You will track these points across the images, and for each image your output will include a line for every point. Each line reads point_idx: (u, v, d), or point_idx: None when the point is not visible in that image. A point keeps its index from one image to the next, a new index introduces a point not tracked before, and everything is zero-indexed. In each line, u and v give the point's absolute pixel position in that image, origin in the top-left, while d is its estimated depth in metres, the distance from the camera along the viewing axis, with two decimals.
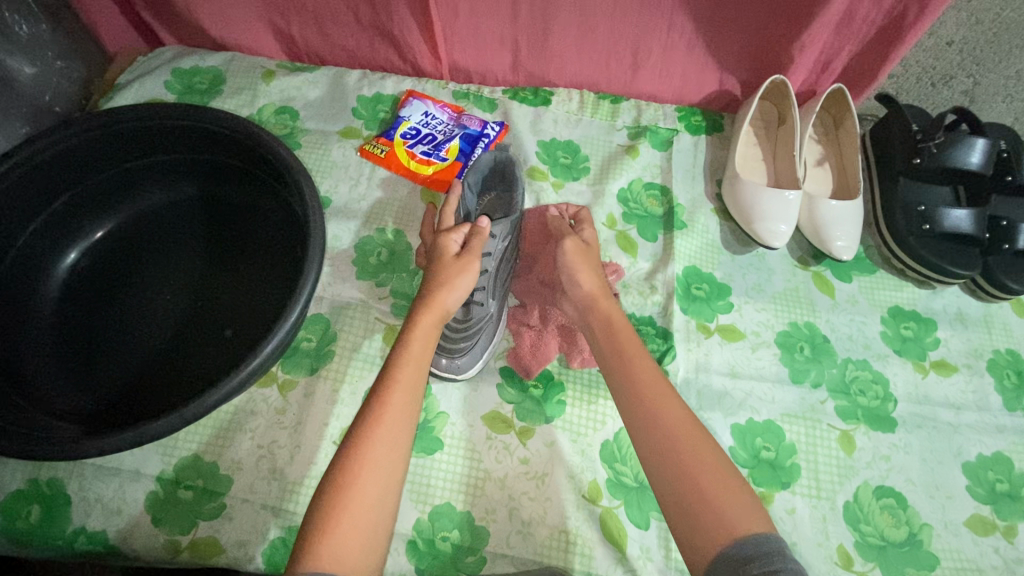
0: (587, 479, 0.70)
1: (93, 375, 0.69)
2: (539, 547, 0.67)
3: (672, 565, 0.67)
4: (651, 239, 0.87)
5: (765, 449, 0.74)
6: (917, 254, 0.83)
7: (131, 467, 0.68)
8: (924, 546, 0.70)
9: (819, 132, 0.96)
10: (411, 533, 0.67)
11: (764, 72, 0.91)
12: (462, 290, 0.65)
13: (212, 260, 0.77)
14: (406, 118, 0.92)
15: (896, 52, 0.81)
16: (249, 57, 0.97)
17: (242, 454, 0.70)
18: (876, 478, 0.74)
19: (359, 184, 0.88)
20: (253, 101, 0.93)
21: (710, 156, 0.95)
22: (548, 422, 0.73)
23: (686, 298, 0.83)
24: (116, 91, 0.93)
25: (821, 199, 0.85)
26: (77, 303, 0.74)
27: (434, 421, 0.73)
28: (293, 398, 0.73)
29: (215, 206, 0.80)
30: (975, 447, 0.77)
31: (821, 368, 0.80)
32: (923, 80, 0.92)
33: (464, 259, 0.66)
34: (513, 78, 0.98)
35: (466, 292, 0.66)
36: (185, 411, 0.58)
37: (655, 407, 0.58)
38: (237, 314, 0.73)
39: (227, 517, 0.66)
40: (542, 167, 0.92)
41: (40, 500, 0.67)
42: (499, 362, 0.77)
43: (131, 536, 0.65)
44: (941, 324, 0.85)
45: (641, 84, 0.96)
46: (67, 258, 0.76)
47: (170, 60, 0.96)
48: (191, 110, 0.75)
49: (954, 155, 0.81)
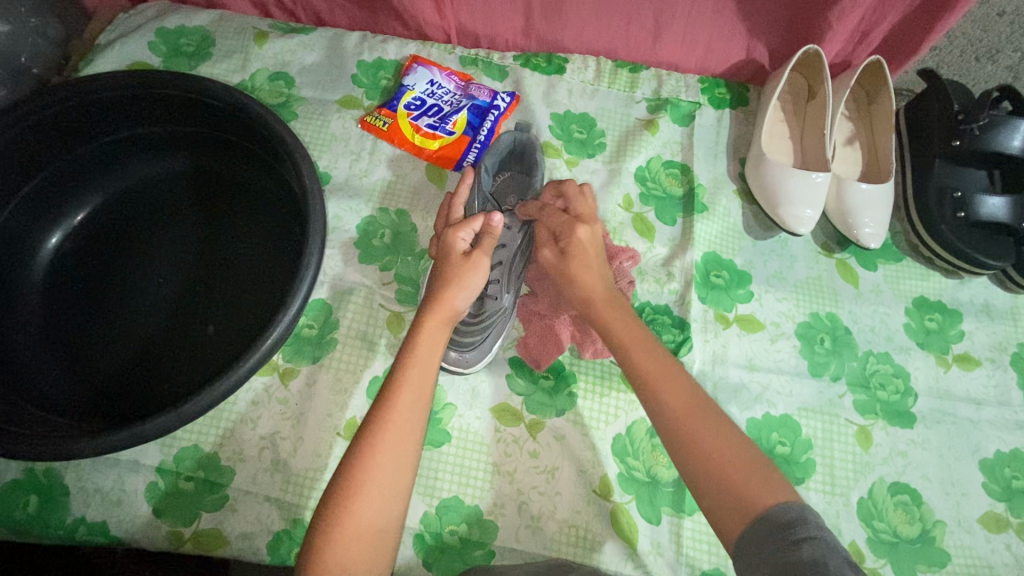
0: (598, 474, 0.68)
1: (86, 365, 0.67)
2: (549, 541, 0.66)
3: (683, 560, 0.66)
4: (669, 222, 0.83)
5: (780, 444, 0.72)
6: (949, 244, 0.78)
7: (130, 457, 0.66)
8: (936, 543, 0.70)
9: (850, 109, 0.90)
10: (418, 527, 0.66)
11: (797, 41, 0.84)
12: (471, 290, 0.61)
13: (205, 244, 0.73)
14: (410, 87, 0.85)
15: (945, 20, 0.74)
16: (240, 17, 0.90)
17: (244, 444, 0.68)
18: (891, 474, 0.72)
19: (361, 159, 0.83)
20: (244, 66, 0.87)
21: (734, 133, 0.89)
22: (559, 414, 0.71)
23: (704, 286, 0.80)
24: (97, 53, 0.86)
25: (850, 182, 0.80)
26: (64, 287, 0.70)
27: (442, 413, 0.70)
28: (295, 388, 0.70)
29: (204, 181, 0.76)
30: (993, 444, 0.75)
31: (841, 361, 0.77)
32: (967, 53, 0.86)
33: (472, 260, 0.62)
34: (525, 43, 0.91)
35: (476, 292, 0.62)
36: (182, 410, 0.56)
37: (667, 406, 0.54)
38: (235, 301, 0.70)
39: (231, 509, 0.65)
40: (555, 143, 0.86)
41: (36, 491, 0.65)
42: (509, 352, 0.74)
43: (133, 527, 0.64)
44: (967, 316, 0.81)
45: (662, 52, 0.89)
46: (49, 239, 0.72)
47: (154, 18, 0.89)
48: (175, 77, 0.70)
49: (997, 137, 0.76)
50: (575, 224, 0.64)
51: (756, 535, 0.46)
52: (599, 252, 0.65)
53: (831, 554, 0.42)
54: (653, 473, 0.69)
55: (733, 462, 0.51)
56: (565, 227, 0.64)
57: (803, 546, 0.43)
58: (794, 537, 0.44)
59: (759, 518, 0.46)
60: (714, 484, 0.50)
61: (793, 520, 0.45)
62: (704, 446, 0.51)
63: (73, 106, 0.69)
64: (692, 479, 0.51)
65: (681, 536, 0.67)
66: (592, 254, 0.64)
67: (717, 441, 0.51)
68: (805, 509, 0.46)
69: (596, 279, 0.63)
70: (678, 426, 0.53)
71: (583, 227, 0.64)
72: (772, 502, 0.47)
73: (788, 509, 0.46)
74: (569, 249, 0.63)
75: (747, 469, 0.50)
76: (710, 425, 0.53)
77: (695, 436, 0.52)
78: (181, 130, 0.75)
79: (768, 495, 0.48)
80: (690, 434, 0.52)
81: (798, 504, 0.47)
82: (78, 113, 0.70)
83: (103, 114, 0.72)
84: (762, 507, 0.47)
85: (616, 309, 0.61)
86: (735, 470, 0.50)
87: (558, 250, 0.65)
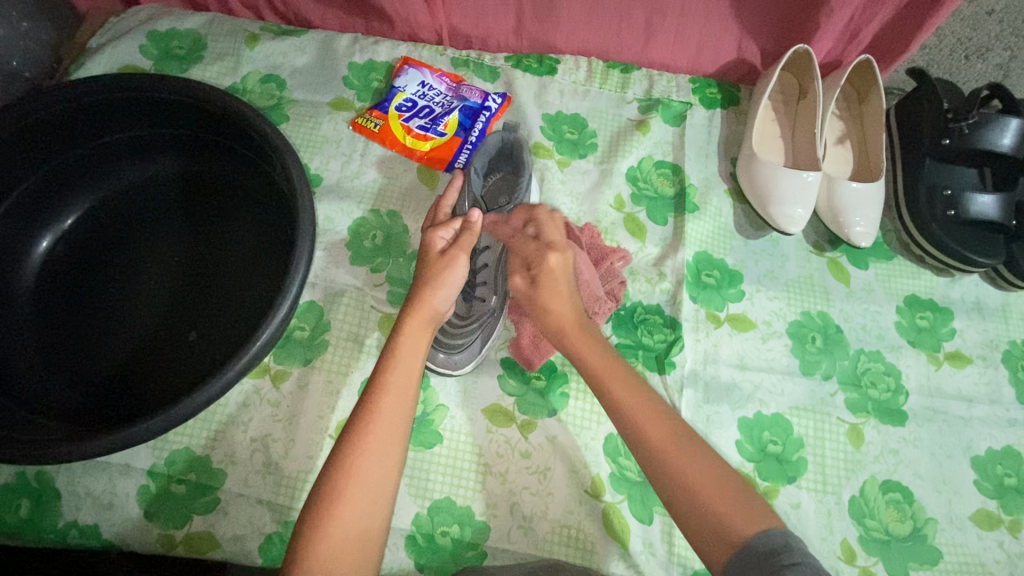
0: (590, 474, 0.68)
1: (77, 367, 0.67)
2: (541, 541, 0.66)
3: (675, 560, 0.66)
4: (660, 222, 0.83)
5: (772, 443, 0.73)
6: (940, 242, 0.79)
7: (121, 460, 0.66)
8: (927, 541, 0.70)
9: (842, 108, 0.90)
10: (410, 528, 0.66)
11: (788, 41, 0.84)
12: (449, 289, 0.61)
13: (196, 246, 0.73)
14: (401, 89, 0.86)
15: (933, 18, 0.74)
16: (231, 20, 0.90)
17: (236, 446, 0.68)
18: (883, 473, 0.73)
19: (353, 161, 0.83)
20: (236, 68, 0.87)
21: (725, 132, 0.89)
22: (551, 415, 0.71)
23: (695, 285, 0.80)
24: (88, 56, 0.86)
25: (841, 181, 0.80)
26: (55, 290, 0.70)
27: (434, 414, 0.71)
28: (286, 390, 0.70)
29: (195, 183, 0.76)
30: (985, 441, 0.75)
31: (833, 360, 0.77)
32: (957, 51, 0.86)
33: (452, 258, 0.62)
34: (516, 43, 0.91)
35: (455, 291, 0.62)
36: (172, 413, 0.56)
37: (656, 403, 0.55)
38: (225, 304, 0.70)
39: (222, 511, 0.65)
40: (546, 144, 0.86)
41: (28, 495, 0.65)
42: (501, 352, 0.74)
43: (124, 531, 0.64)
44: (958, 314, 0.81)
45: (654, 52, 0.89)
46: (40, 242, 0.72)
47: (146, 21, 0.89)
48: (164, 80, 0.70)
49: (986, 136, 0.77)
50: (545, 252, 0.63)
51: (741, 565, 0.46)
52: (570, 277, 0.64)
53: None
54: (645, 473, 0.69)
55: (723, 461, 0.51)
56: (536, 256, 0.63)
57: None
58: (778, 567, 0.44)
59: (741, 548, 0.46)
60: (703, 496, 0.50)
61: (778, 549, 0.45)
62: (684, 471, 0.51)
63: (63, 110, 0.69)
64: (677, 491, 0.51)
65: (673, 535, 0.67)
66: (562, 281, 0.63)
67: (696, 465, 0.52)
68: (787, 537, 0.46)
69: (565, 307, 0.63)
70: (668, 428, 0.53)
71: (552, 254, 0.63)
72: (755, 531, 0.47)
73: (770, 539, 0.46)
74: (540, 278, 0.63)
75: (727, 493, 0.50)
76: (688, 452, 0.52)
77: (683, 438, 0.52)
78: (171, 132, 0.75)
79: (750, 522, 0.48)
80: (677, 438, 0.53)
81: (781, 532, 0.47)
82: (67, 116, 0.70)
83: (93, 117, 0.72)
84: (745, 536, 0.47)
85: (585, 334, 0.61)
86: (719, 500, 0.49)
87: (528, 277, 0.64)
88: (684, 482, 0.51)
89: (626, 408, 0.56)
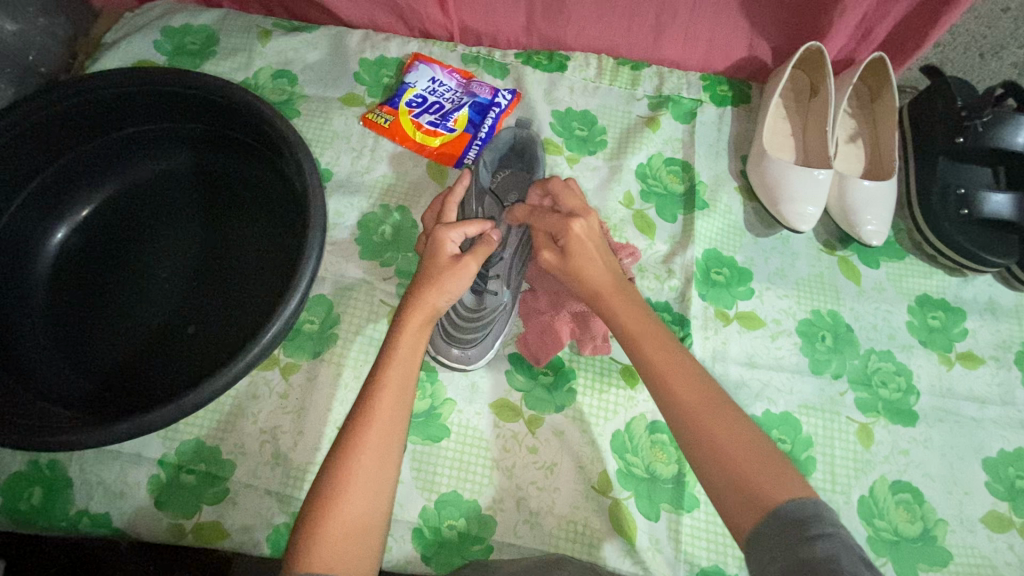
0: (597, 470, 0.68)
1: (90, 357, 0.68)
2: (548, 536, 0.66)
3: (682, 557, 0.66)
4: (670, 219, 0.83)
5: (780, 441, 0.72)
6: (952, 242, 0.78)
7: (132, 450, 0.67)
8: (938, 542, 0.69)
9: (853, 106, 0.90)
10: (417, 521, 0.66)
11: (799, 38, 0.84)
12: (454, 293, 0.60)
13: (209, 241, 0.73)
14: (412, 85, 0.86)
15: (947, 16, 0.74)
16: (244, 16, 0.91)
17: (245, 438, 0.68)
18: (893, 473, 0.72)
19: (363, 156, 0.83)
20: (248, 64, 0.87)
21: (735, 130, 0.89)
22: (558, 410, 0.71)
23: (704, 282, 0.80)
24: (103, 51, 0.87)
25: (852, 179, 0.79)
26: (69, 280, 0.71)
27: (441, 408, 0.71)
28: (296, 382, 0.71)
29: (208, 177, 0.76)
30: (997, 443, 0.74)
31: (843, 359, 0.77)
32: (971, 49, 0.85)
33: (461, 265, 0.60)
34: (526, 40, 0.91)
35: (460, 294, 0.61)
36: (183, 402, 0.56)
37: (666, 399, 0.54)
38: (237, 296, 0.70)
39: (231, 502, 0.66)
40: (555, 140, 0.86)
41: (41, 483, 0.66)
42: (509, 348, 0.74)
43: (135, 519, 0.65)
44: (971, 314, 0.81)
45: (664, 50, 0.89)
46: (55, 233, 0.73)
47: (159, 17, 0.90)
48: (180, 74, 0.70)
49: (1001, 135, 0.76)
50: (569, 220, 0.62)
51: (768, 533, 0.45)
52: (598, 241, 0.64)
53: (846, 551, 0.42)
54: (652, 470, 0.69)
55: (734, 454, 0.50)
56: (561, 225, 0.62)
57: (816, 544, 0.42)
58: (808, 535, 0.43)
59: (771, 516, 0.46)
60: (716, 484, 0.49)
61: (808, 518, 0.45)
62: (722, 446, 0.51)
63: (77, 104, 0.70)
64: (713, 473, 0.50)
65: (680, 533, 0.67)
66: (592, 244, 0.63)
67: (716, 446, 0.51)
68: (820, 507, 0.45)
69: (600, 270, 0.62)
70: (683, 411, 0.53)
71: (576, 221, 0.62)
72: (785, 499, 0.46)
73: (799, 509, 0.45)
74: (570, 247, 0.62)
75: (762, 465, 0.49)
76: (722, 421, 0.52)
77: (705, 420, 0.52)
78: (184, 127, 0.76)
79: (780, 491, 0.47)
80: (705, 415, 0.53)
81: (814, 502, 0.46)
82: (85, 109, 0.71)
83: (107, 112, 0.72)
84: (775, 504, 0.46)
85: (623, 295, 0.61)
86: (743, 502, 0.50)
87: (559, 249, 0.64)
88: (721, 459, 0.50)
89: (666, 376, 0.55)
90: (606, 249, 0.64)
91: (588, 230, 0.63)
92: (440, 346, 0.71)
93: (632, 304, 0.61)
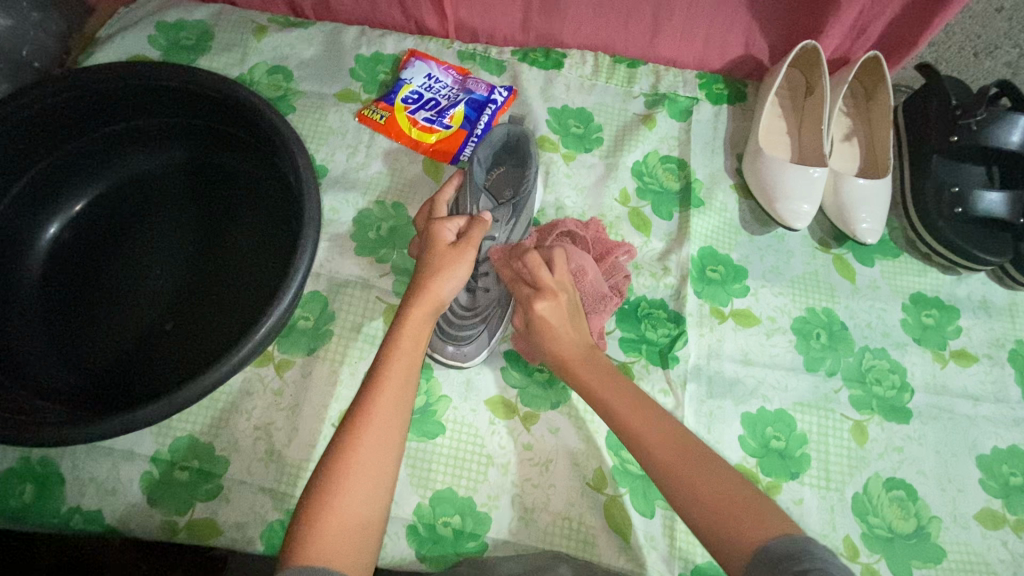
0: (592, 467, 0.68)
1: (82, 353, 0.67)
2: (543, 533, 0.66)
3: (677, 554, 0.66)
4: (666, 217, 0.83)
5: (775, 439, 0.72)
6: (945, 238, 0.78)
7: (125, 446, 0.67)
8: (931, 539, 0.69)
9: (849, 105, 0.90)
10: (411, 518, 0.66)
11: (795, 37, 0.84)
12: (457, 281, 0.61)
13: (203, 236, 0.73)
14: (408, 81, 0.86)
15: (941, 15, 0.74)
16: (238, 11, 0.90)
17: (239, 434, 0.68)
18: (887, 470, 0.72)
19: (358, 152, 0.83)
20: (244, 60, 0.87)
21: (731, 128, 0.89)
22: (554, 407, 0.71)
23: (700, 280, 0.80)
24: (96, 46, 0.86)
25: (847, 177, 0.79)
26: (61, 276, 0.70)
27: (436, 405, 0.71)
28: (290, 378, 0.71)
29: (201, 173, 0.76)
30: (991, 440, 0.75)
31: (837, 356, 0.77)
32: (966, 49, 0.86)
33: (461, 250, 0.61)
34: (523, 37, 0.91)
35: (461, 283, 0.62)
36: (176, 397, 0.56)
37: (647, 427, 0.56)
38: (230, 293, 0.70)
39: (225, 499, 0.65)
40: (552, 137, 0.86)
41: (32, 480, 0.65)
42: (504, 345, 0.74)
43: (127, 516, 0.65)
44: (965, 312, 0.81)
45: (660, 48, 0.89)
46: (48, 229, 0.72)
47: (154, 13, 0.89)
48: (175, 68, 0.70)
49: (993, 132, 0.77)
50: (531, 300, 0.62)
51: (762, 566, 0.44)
52: (566, 313, 0.63)
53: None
54: None
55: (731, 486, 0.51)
56: (527, 303, 0.63)
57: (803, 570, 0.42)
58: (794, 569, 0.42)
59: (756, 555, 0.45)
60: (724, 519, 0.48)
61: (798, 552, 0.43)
62: (705, 484, 0.51)
63: (68, 98, 0.70)
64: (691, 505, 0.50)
65: (675, 530, 0.67)
66: (557, 326, 0.62)
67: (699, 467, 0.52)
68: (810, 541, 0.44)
69: (566, 341, 0.63)
70: (654, 449, 0.54)
71: (541, 301, 0.62)
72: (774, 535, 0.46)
73: (787, 544, 0.44)
74: (534, 325, 0.63)
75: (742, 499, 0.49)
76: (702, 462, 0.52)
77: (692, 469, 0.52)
78: (178, 122, 0.76)
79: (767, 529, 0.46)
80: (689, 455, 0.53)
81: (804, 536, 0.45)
82: (77, 103, 0.70)
83: (98, 107, 0.72)
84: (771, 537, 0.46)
85: (584, 361, 0.62)
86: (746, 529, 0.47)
87: (525, 320, 0.65)
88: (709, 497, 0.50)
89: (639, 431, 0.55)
90: (576, 317, 0.64)
91: (546, 314, 0.62)
92: (436, 342, 0.70)
93: (597, 372, 0.61)
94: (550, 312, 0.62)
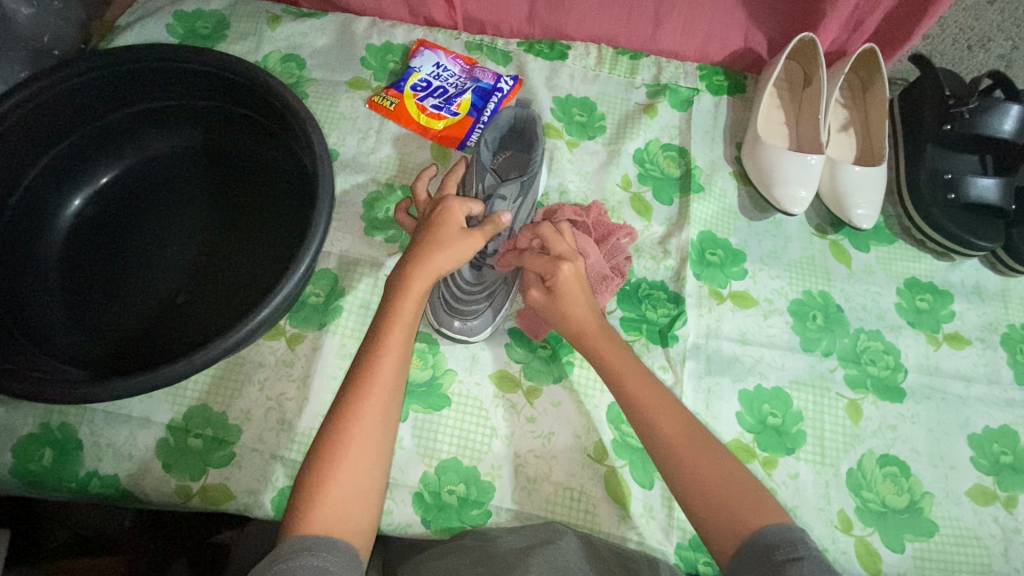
0: (593, 439, 0.70)
1: (100, 323, 0.69)
2: (545, 502, 0.68)
3: (674, 524, 0.68)
4: (666, 202, 0.85)
5: (771, 415, 0.74)
6: (938, 224, 0.80)
7: (141, 414, 0.69)
8: (924, 514, 0.71)
9: (845, 96, 0.92)
10: (417, 486, 0.68)
11: (793, 29, 0.86)
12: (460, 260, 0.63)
13: (218, 215, 0.75)
14: (417, 69, 0.89)
15: (934, 9, 0.77)
16: (253, 2, 0.93)
17: (251, 404, 0.70)
18: (881, 447, 0.74)
19: (368, 137, 0.86)
20: (258, 48, 0.90)
21: (731, 118, 0.92)
22: (556, 381, 0.73)
23: (699, 263, 0.82)
24: (115, 33, 0.89)
25: (843, 164, 0.82)
26: (81, 249, 0.73)
27: (442, 378, 0.73)
28: (302, 351, 0.73)
29: (218, 155, 0.79)
30: (982, 420, 0.76)
31: (832, 337, 0.79)
32: (960, 41, 0.88)
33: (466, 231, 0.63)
34: (528, 29, 0.93)
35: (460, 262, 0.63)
36: (194, 359, 0.58)
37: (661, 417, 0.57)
38: (244, 269, 0.72)
39: (237, 466, 0.68)
40: (556, 125, 0.89)
41: (51, 445, 0.67)
42: (509, 322, 0.76)
43: (143, 480, 0.67)
44: (958, 297, 0.83)
45: (662, 41, 0.92)
46: (71, 204, 0.75)
47: (172, 2, 0.92)
48: (199, 52, 0.72)
49: (987, 122, 0.79)
50: (558, 262, 0.63)
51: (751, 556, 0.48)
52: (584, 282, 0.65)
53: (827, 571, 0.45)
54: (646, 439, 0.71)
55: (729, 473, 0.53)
56: (550, 267, 0.64)
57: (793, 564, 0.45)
58: (790, 557, 0.46)
59: (752, 540, 0.48)
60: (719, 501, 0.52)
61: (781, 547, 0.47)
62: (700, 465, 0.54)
63: (96, 79, 0.72)
64: (688, 490, 0.53)
65: (673, 500, 0.69)
66: (578, 287, 0.64)
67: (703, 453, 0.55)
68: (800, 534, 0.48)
69: (583, 312, 0.64)
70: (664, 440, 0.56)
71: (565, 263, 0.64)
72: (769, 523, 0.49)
73: (781, 531, 0.48)
74: (557, 288, 0.64)
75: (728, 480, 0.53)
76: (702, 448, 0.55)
77: (691, 457, 0.54)
78: (198, 106, 0.78)
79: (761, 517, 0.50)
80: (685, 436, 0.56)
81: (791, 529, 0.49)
82: (103, 84, 0.73)
83: (123, 88, 0.75)
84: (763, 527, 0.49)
85: (611, 341, 0.63)
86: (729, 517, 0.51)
87: (545, 287, 0.65)
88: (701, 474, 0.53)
89: (653, 421, 0.57)
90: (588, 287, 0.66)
91: (572, 274, 0.64)
92: (443, 317, 0.72)
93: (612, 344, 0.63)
94: (572, 275, 0.64)
